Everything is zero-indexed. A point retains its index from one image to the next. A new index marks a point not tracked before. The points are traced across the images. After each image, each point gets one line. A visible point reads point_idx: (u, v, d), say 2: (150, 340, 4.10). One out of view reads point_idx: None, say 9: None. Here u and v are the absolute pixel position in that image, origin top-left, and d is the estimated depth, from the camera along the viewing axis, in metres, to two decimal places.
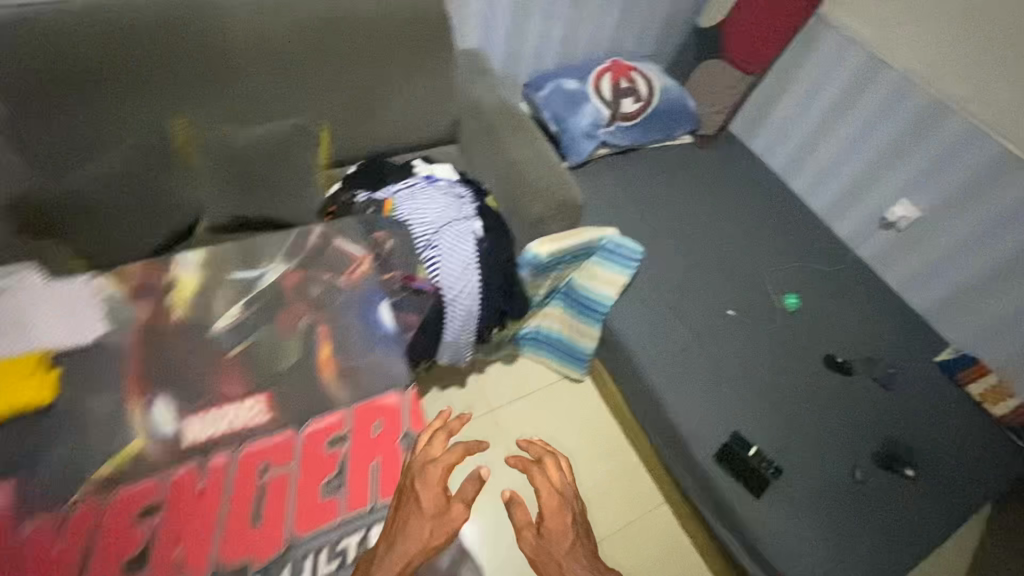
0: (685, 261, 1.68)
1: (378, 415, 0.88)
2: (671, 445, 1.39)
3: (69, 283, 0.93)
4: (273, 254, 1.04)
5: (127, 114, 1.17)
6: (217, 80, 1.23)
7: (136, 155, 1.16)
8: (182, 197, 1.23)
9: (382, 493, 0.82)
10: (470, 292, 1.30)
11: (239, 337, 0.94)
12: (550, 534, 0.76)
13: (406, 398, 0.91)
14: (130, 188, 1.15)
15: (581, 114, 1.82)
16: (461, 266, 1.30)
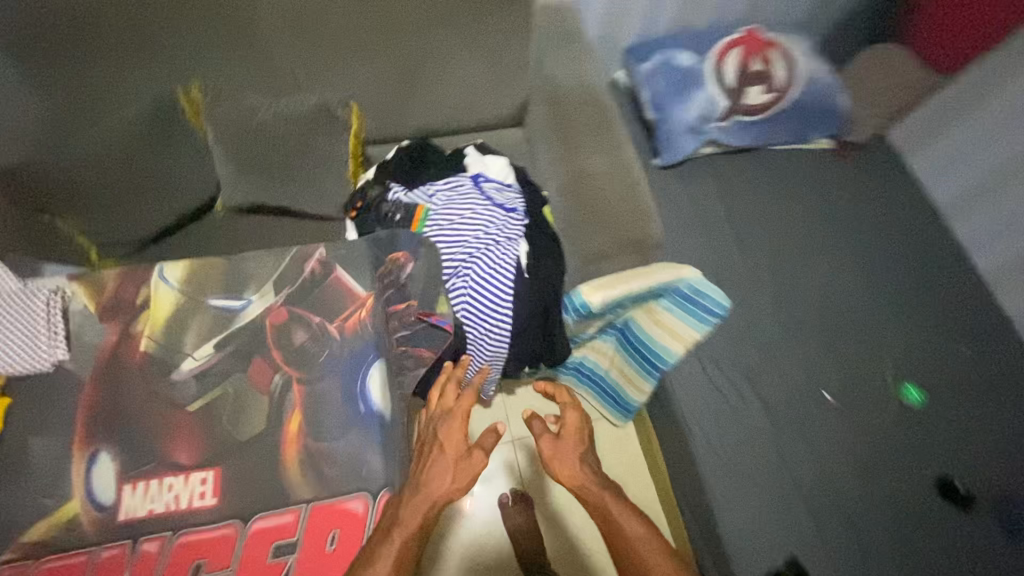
0: (784, 316, 1.34)
1: (336, 525, 0.72)
2: (709, 549, 1.16)
3: (33, 288, 0.82)
4: (261, 279, 0.88)
5: (134, 74, 1.01)
6: (235, 42, 1.04)
7: (139, 125, 1.02)
8: (191, 176, 1.08)
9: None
10: (497, 334, 1.09)
11: (204, 387, 0.80)
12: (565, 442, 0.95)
13: (374, 507, 0.74)
14: (127, 165, 1.01)
15: (689, 101, 1.43)
16: (493, 302, 1.07)
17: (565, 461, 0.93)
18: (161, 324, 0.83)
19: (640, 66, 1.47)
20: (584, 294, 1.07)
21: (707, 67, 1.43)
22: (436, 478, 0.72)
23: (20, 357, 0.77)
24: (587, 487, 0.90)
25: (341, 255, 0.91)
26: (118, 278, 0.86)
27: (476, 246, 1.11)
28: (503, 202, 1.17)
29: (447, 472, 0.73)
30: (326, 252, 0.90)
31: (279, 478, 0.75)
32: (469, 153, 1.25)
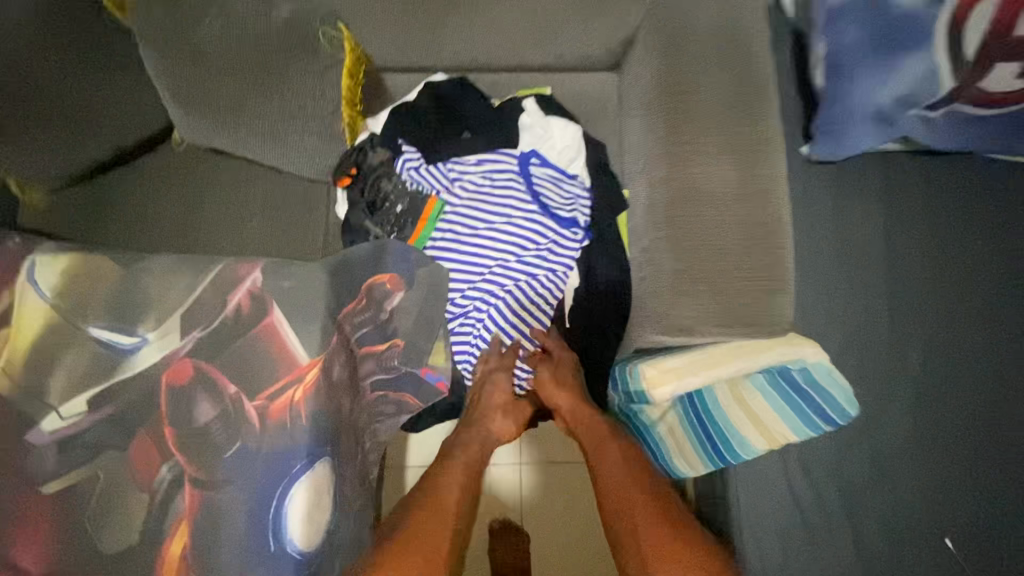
0: (930, 425, 0.92)
1: None
2: None
3: None
4: (166, 309, 0.60)
5: None
6: None
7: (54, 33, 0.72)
8: (125, 106, 0.80)
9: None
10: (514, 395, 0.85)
11: (67, 462, 0.56)
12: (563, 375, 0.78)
13: None
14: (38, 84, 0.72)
15: (890, 72, 0.90)
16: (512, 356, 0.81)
17: (557, 391, 0.77)
18: (19, 356, 0.58)
19: None
20: (646, 379, 0.73)
21: (941, 19, 0.87)
22: (486, 418, 0.76)
23: None
24: (580, 418, 0.76)
25: (285, 288, 0.61)
26: None
27: (501, 272, 0.80)
28: (552, 207, 0.82)
29: (495, 412, 0.77)
30: (261, 281, 0.61)
31: None
32: (527, 108, 0.84)
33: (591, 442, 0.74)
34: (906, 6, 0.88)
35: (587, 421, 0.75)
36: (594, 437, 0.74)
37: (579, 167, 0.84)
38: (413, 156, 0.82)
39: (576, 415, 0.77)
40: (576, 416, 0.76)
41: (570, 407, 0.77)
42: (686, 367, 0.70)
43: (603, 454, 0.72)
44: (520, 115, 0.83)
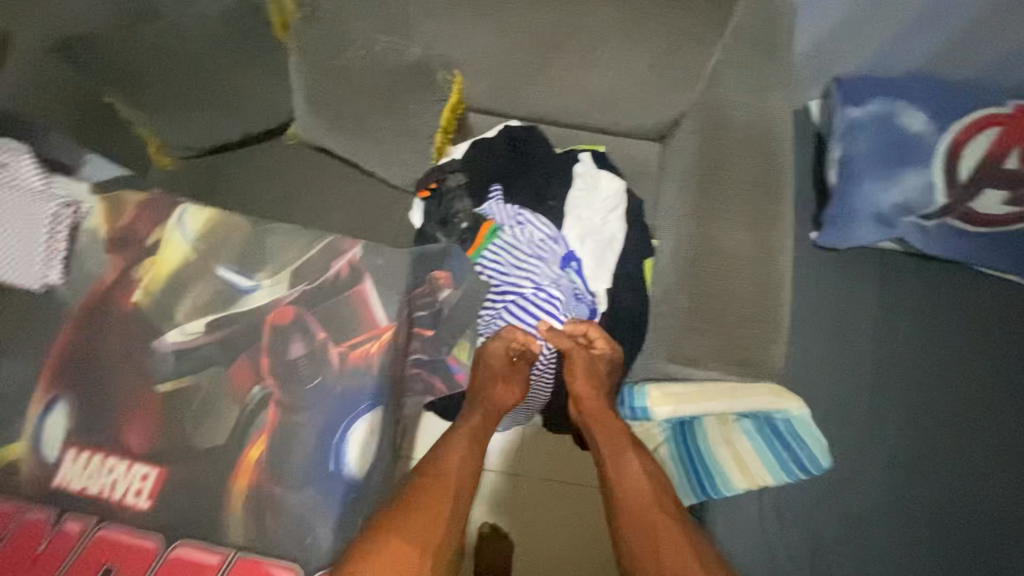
0: (895, 493, 1.02)
1: None
2: None
3: (30, 199, 0.70)
4: (282, 262, 0.74)
5: None
6: None
7: (209, 35, 0.86)
8: (257, 101, 0.95)
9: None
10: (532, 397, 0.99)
11: (182, 368, 0.70)
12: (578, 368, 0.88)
13: None
14: (192, 73, 0.89)
15: (893, 181, 1.06)
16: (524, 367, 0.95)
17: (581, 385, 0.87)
18: (161, 278, 0.73)
19: (847, 108, 1.08)
20: (649, 398, 0.86)
21: (940, 145, 1.05)
22: (490, 386, 0.85)
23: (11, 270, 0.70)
24: (597, 417, 0.85)
25: (378, 264, 0.75)
26: (139, 207, 0.76)
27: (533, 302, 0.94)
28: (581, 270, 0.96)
29: (495, 380, 0.86)
30: (361, 253, 0.75)
31: (220, 510, 0.65)
32: (582, 160, 1.00)
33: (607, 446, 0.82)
34: (912, 129, 1.05)
35: (604, 423, 0.84)
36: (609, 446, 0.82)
37: (620, 213, 0.99)
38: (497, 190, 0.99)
39: (594, 412, 0.86)
40: (593, 413, 0.86)
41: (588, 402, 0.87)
42: (684, 396, 0.84)
43: (621, 461, 0.80)
44: (576, 163, 1.00)
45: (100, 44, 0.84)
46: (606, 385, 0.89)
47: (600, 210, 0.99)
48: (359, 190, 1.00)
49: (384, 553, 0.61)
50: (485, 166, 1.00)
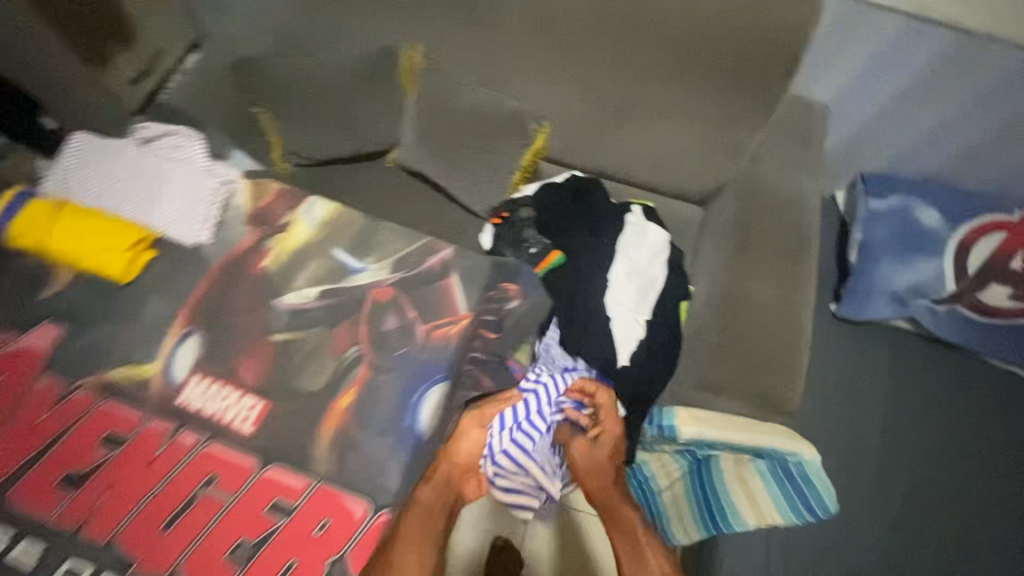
0: (898, 552, 1.08)
1: (331, 515, 0.73)
2: None
3: (207, 177, 0.91)
4: (386, 252, 0.90)
5: (361, 24, 1.06)
6: (472, 38, 1.02)
7: (348, 70, 1.07)
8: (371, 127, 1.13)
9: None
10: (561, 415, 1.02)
11: (294, 324, 0.84)
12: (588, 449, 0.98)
13: (369, 524, 0.73)
14: (327, 96, 1.09)
15: (907, 266, 1.20)
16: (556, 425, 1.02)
17: (596, 467, 0.97)
18: (286, 251, 0.88)
19: (870, 199, 1.24)
20: (677, 418, 0.96)
21: (952, 240, 1.19)
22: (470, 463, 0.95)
23: (176, 228, 0.87)
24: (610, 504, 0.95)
25: (463, 264, 0.90)
26: (275, 195, 0.92)
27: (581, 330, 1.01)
28: (625, 303, 1.04)
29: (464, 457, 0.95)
30: (452, 254, 0.90)
31: (310, 447, 0.76)
32: (633, 211, 1.15)
33: (625, 539, 0.91)
34: (926, 224, 1.20)
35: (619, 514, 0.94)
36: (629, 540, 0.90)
37: (665, 257, 1.12)
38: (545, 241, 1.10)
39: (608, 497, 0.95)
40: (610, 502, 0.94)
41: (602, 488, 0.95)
42: (706, 420, 0.95)
43: (640, 553, 0.88)
44: (629, 210, 1.15)
45: (267, 68, 1.06)
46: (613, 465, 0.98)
47: (648, 253, 1.11)
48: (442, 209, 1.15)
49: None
50: (550, 204, 1.13)
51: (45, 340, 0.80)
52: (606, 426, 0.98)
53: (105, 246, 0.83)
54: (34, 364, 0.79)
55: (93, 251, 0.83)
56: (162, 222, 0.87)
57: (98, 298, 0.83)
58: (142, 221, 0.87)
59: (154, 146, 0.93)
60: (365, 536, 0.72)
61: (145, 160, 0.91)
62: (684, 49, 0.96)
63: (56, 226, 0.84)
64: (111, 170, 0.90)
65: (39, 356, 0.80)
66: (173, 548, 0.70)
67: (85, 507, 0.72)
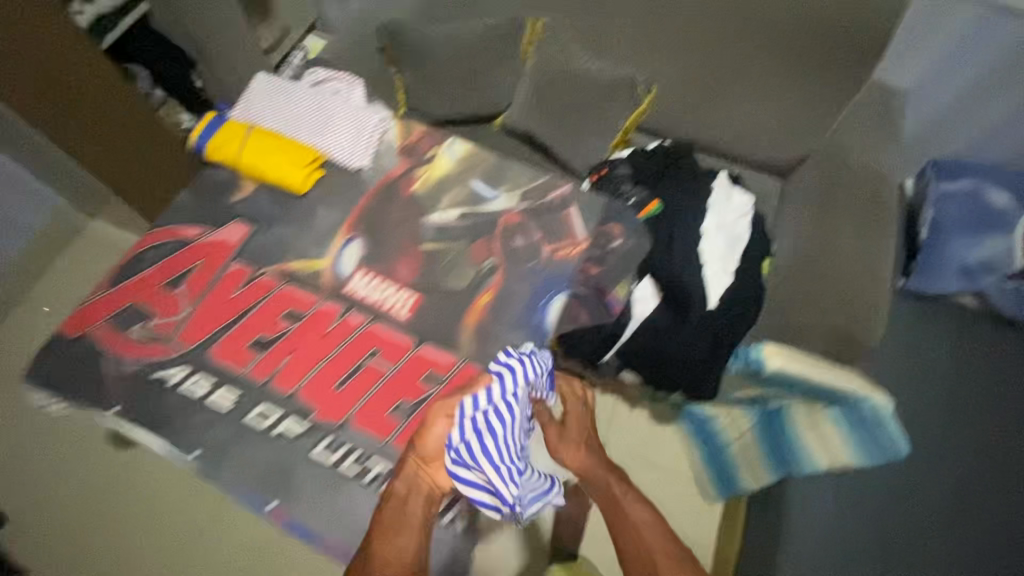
0: (957, 501, 1.16)
1: (432, 367, 0.86)
2: None
3: (362, 114, 1.05)
4: (515, 184, 1.03)
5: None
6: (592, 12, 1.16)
7: (478, 37, 1.21)
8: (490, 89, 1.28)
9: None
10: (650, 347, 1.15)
11: (439, 237, 0.98)
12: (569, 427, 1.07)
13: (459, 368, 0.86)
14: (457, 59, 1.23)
15: (976, 243, 1.28)
16: (650, 357, 1.16)
17: (574, 449, 1.05)
18: (432, 179, 1.03)
19: (942, 182, 1.32)
20: (765, 351, 1.05)
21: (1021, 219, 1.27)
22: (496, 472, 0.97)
23: (338, 153, 1.01)
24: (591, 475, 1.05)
25: (582, 199, 1.02)
26: (421, 133, 1.07)
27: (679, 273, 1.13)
28: (716, 253, 1.16)
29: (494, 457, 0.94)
30: (572, 190, 1.02)
31: (455, 334, 0.89)
32: (720, 177, 1.26)
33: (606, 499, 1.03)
34: (997, 205, 1.28)
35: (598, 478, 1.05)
36: (608, 498, 1.03)
37: (750, 217, 1.23)
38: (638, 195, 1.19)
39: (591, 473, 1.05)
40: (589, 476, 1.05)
41: (581, 468, 1.05)
42: (792, 355, 1.05)
43: (621, 510, 1.01)
44: (716, 175, 1.26)
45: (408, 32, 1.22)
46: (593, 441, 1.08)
47: (734, 212, 1.22)
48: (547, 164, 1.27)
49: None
50: (647, 164, 1.25)
51: (234, 234, 0.95)
52: (571, 408, 1.08)
53: (286, 162, 0.98)
54: (225, 251, 0.94)
55: (273, 166, 0.97)
56: (328, 147, 1.02)
57: (277, 205, 0.98)
58: (312, 144, 1.02)
59: (320, 86, 1.09)
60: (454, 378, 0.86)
61: (314, 96, 1.06)
62: (787, 26, 1.07)
63: (244, 143, 0.99)
64: (287, 102, 1.05)
65: (228, 245, 0.94)
66: (344, 403, 0.83)
67: (271, 366, 0.85)
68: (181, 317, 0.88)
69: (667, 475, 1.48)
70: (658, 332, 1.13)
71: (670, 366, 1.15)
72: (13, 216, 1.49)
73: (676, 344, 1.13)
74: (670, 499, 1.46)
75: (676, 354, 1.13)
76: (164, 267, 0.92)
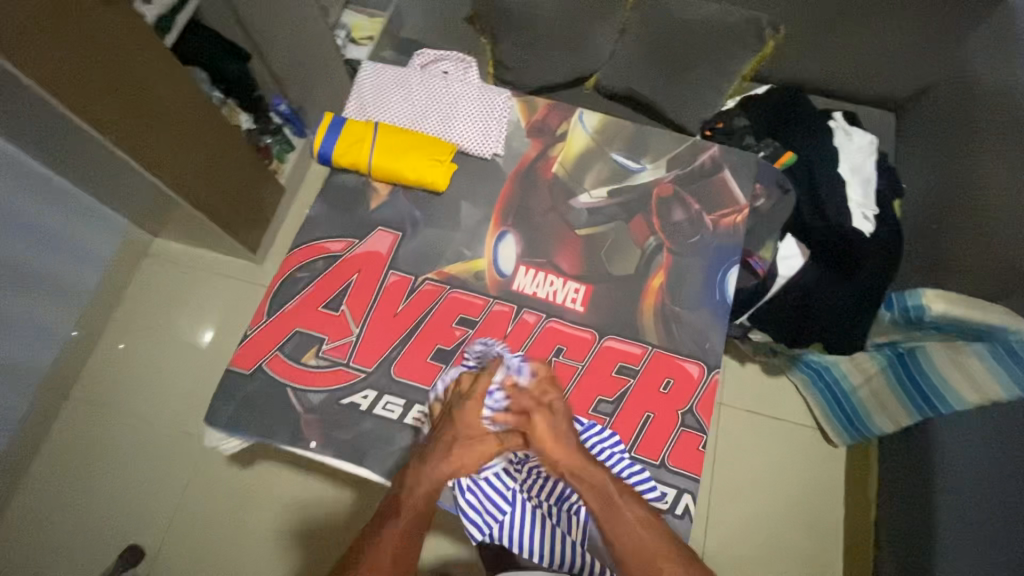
0: None
1: (562, 342, 0.84)
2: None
3: (485, 93, 0.98)
4: (660, 152, 0.96)
5: None
6: None
7: None
8: (587, 51, 1.19)
9: (672, 458, 0.78)
10: (792, 304, 1.10)
11: (593, 220, 0.92)
12: (556, 412, 0.76)
13: (600, 346, 0.84)
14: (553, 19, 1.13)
15: None
16: (795, 312, 1.11)
17: (560, 446, 0.74)
18: (571, 156, 0.96)
19: None
20: (925, 297, 1.03)
21: None
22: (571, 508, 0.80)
23: (470, 140, 0.95)
24: (582, 471, 0.73)
25: (732, 160, 0.96)
26: (545, 107, 0.99)
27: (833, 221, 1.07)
28: (853, 198, 1.11)
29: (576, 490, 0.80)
30: (720, 150, 0.96)
31: (637, 319, 0.85)
32: (836, 118, 1.21)
33: (599, 501, 0.72)
34: None
35: (588, 476, 0.73)
36: (601, 495, 0.72)
37: (875, 155, 1.18)
38: (764, 152, 1.13)
39: (580, 466, 0.73)
40: (578, 471, 0.73)
41: (572, 461, 0.73)
42: (961, 301, 1.01)
43: (616, 513, 0.70)
44: (833, 115, 1.22)
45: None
46: (569, 442, 0.74)
47: (858, 154, 1.16)
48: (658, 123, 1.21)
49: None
50: (762, 114, 1.20)
51: (384, 243, 0.89)
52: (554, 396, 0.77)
53: (422, 159, 0.91)
54: (377, 264, 0.88)
55: (408, 165, 0.90)
56: (459, 136, 0.95)
57: (417, 206, 0.92)
58: (440, 136, 0.95)
59: (429, 69, 1.01)
60: (600, 354, 0.83)
61: (428, 81, 0.99)
62: None
63: (371, 143, 0.91)
64: (402, 92, 0.98)
65: (380, 257, 0.89)
66: None
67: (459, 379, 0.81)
68: (353, 337, 0.84)
69: (791, 426, 1.49)
70: (806, 292, 1.09)
71: (819, 325, 1.10)
72: (86, 246, 1.41)
73: (826, 301, 1.09)
74: (795, 448, 1.47)
75: (828, 311, 1.09)
76: (320, 287, 0.87)
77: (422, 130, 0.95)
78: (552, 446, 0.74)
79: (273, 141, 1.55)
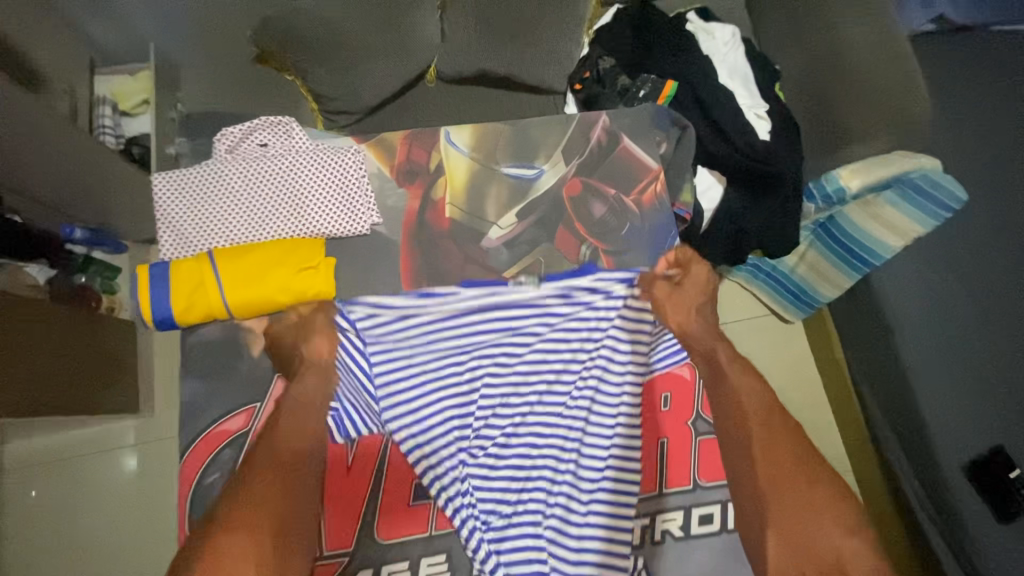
0: (1007, 214, 1.23)
1: None
2: (896, 422, 1.22)
3: (338, 158, 0.90)
4: (549, 150, 0.97)
5: None
6: None
7: None
8: (416, 43, 0.98)
9: (704, 476, 0.87)
10: (727, 234, 1.05)
11: (516, 254, 0.93)
12: (685, 285, 0.90)
13: None
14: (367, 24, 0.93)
15: None
16: (732, 242, 1.05)
17: (678, 312, 0.89)
18: (459, 192, 0.93)
19: None
20: (841, 178, 1.07)
21: None
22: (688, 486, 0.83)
23: (340, 223, 0.89)
24: (695, 346, 0.89)
25: (626, 124, 0.99)
26: (404, 139, 0.94)
27: (739, 142, 1.00)
28: (742, 102, 1.05)
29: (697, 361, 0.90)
30: (610, 120, 0.99)
31: None
32: (691, 20, 1.12)
33: (721, 397, 0.85)
34: None
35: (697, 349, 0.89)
36: (709, 364, 0.88)
37: (742, 44, 1.10)
38: (645, 89, 1.05)
39: (688, 330, 0.89)
40: (688, 337, 0.89)
41: (683, 323, 0.89)
42: (868, 165, 1.04)
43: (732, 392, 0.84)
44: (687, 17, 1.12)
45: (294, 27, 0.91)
46: (696, 307, 0.90)
47: (723, 55, 1.09)
48: (527, 95, 1.09)
49: (228, 551, 0.64)
50: (622, 43, 1.06)
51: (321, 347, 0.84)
52: (692, 273, 0.91)
53: (289, 278, 0.86)
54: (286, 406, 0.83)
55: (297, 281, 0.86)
56: (320, 225, 0.89)
57: None
58: (300, 234, 0.89)
59: (244, 150, 0.90)
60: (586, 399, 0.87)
61: (247, 168, 0.89)
62: None
63: (236, 269, 0.84)
64: (223, 196, 0.88)
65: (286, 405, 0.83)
66: None
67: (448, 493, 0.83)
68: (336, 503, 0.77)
69: (747, 322, 1.53)
70: (735, 218, 1.04)
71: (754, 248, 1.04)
72: None
73: (756, 220, 1.02)
74: (761, 343, 1.52)
75: (760, 232, 1.03)
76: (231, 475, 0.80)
77: (286, 233, 0.88)
78: (672, 312, 0.90)
79: (88, 276, 1.25)
